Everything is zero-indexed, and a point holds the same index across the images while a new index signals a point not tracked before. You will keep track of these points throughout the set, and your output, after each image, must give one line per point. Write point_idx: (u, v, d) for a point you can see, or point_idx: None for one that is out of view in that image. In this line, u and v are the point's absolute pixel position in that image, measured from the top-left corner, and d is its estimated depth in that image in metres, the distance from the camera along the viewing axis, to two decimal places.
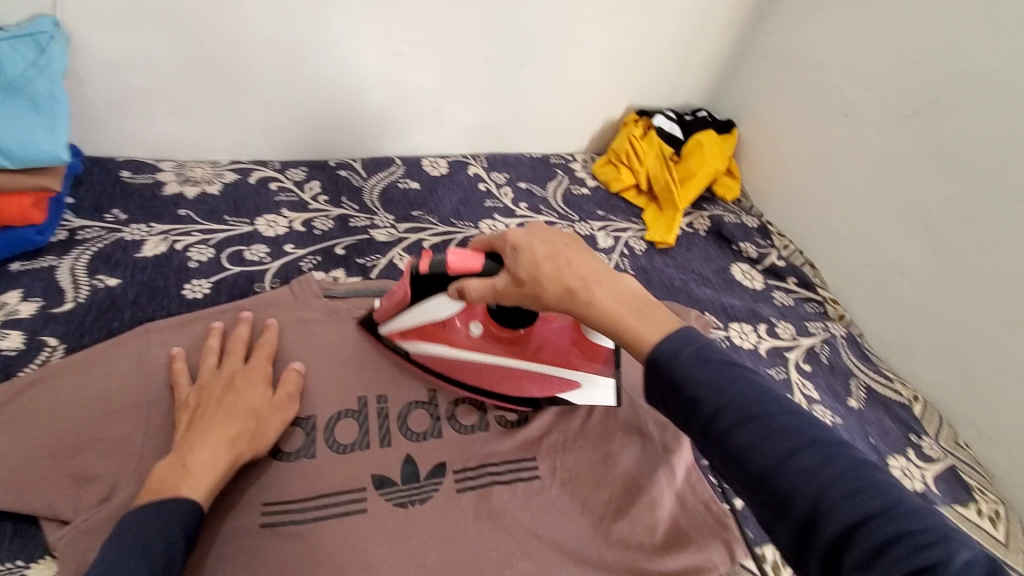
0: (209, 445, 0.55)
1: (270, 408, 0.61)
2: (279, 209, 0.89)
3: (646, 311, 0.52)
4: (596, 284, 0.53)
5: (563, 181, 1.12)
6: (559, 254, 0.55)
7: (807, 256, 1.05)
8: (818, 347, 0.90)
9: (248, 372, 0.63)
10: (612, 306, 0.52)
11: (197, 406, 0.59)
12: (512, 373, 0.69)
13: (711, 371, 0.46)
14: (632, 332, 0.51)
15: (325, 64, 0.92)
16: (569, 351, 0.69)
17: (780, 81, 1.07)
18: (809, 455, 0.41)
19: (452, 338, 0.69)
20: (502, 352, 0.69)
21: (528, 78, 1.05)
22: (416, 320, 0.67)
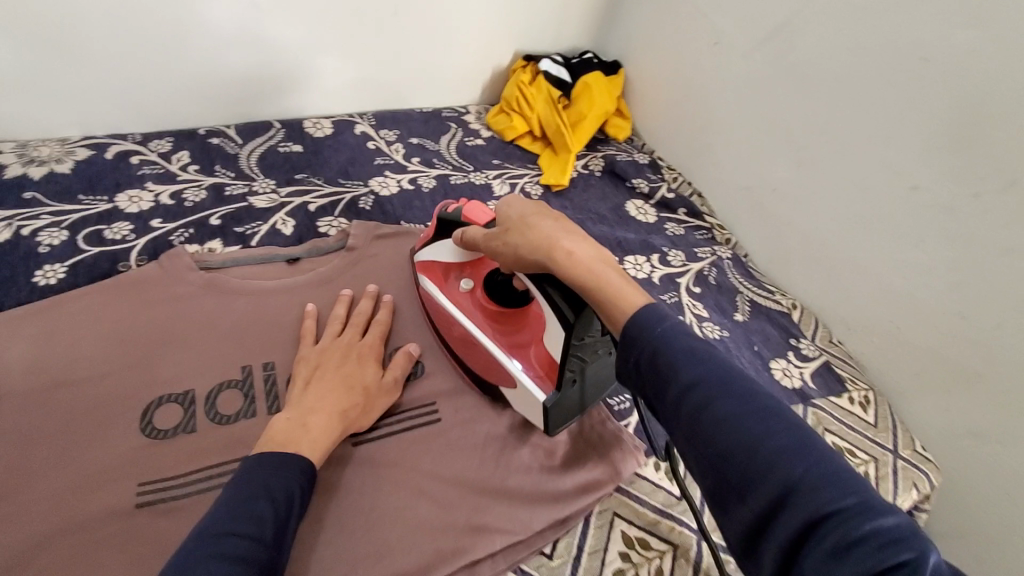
0: (326, 412, 0.57)
1: (379, 389, 0.63)
2: (142, 183, 0.83)
3: (623, 276, 0.52)
4: (573, 241, 0.55)
5: (457, 134, 1.10)
6: (553, 218, 0.58)
7: (695, 186, 1.09)
8: (706, 270, 0.94)
9: (364, 348, 0.66)
10: (590, 264, 0.53)
11: (316, 368, 0.62)
12: (472, 344, 0.67)
13: (687, 346, 0.44)
14: (613, 295, 0.50)
15: (174, 20, 0.84)
16: (524, 354, 0.65)
17: (657, 16, 1.09)
18: (781, 444, 0.38)
19: (450, 288, 0.72)
20: (475, 316, 0.69)
21: (406, 27, 1.01)
22: (436, 255, 0.73)
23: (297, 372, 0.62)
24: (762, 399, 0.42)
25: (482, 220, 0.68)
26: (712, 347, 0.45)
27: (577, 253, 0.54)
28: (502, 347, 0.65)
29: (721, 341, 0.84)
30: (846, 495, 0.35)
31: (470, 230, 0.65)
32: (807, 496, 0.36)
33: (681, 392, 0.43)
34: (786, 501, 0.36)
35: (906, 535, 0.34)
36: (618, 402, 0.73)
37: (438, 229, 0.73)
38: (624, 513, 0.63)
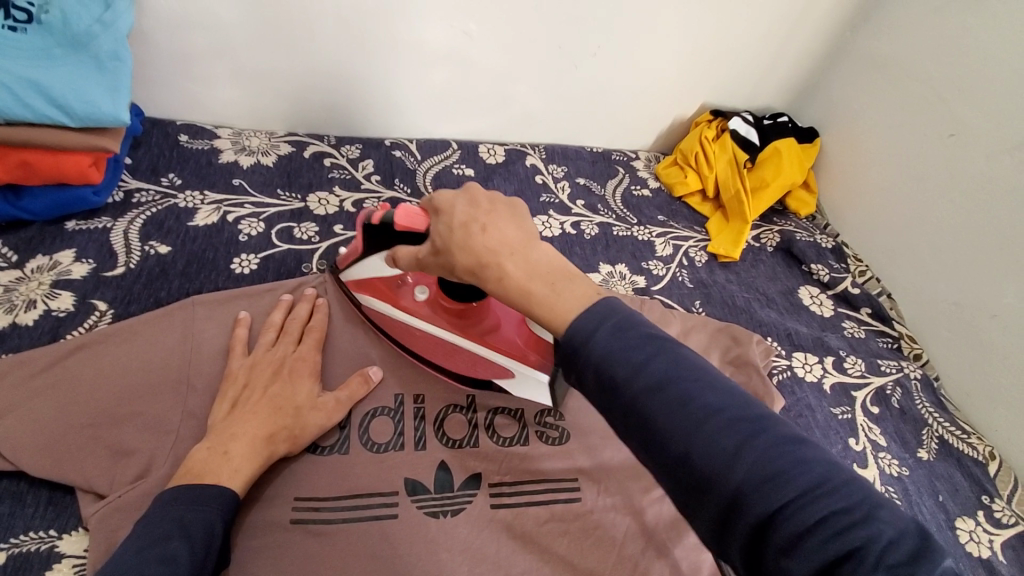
0: (249, 436, 0.55)
1: (312, 407, 0.59)
2: (330, 186, 0.87)
3: None
4: None
5: (624, 180, 1.06)
6: None
7: (884, 285, 0.96)
8: (889, 388, 0.82)
9: (297, 360, 0.62)
10: (569, 313, 0.44)
11: (244, 387, 0.59)
12: (447, 346, 0.66)
13: (631, 347, 0.41)
14: None
15: (389, 38, 0.88)
16: (498, 335, 0.65)
17: (879, 89, 0.97)
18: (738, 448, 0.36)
19: (403, 301, 0.68)
20: (444, 324, 0.66)
21: (598, 67, 0.99)
22: (370, 273, 0.67)
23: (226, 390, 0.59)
24: (706, 391, 0.39)
25: None
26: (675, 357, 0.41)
27: None
28: (444, 326, 0.66)
29: (901, 482, 0.74)
30: (785, 459, 0.35)
31: (398, 249, 0.57)
32: (753, 483, 0.35)
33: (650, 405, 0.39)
34: (754, 498, 0.35)
35: (848, 494, 0.34)
36: None
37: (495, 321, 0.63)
38: None
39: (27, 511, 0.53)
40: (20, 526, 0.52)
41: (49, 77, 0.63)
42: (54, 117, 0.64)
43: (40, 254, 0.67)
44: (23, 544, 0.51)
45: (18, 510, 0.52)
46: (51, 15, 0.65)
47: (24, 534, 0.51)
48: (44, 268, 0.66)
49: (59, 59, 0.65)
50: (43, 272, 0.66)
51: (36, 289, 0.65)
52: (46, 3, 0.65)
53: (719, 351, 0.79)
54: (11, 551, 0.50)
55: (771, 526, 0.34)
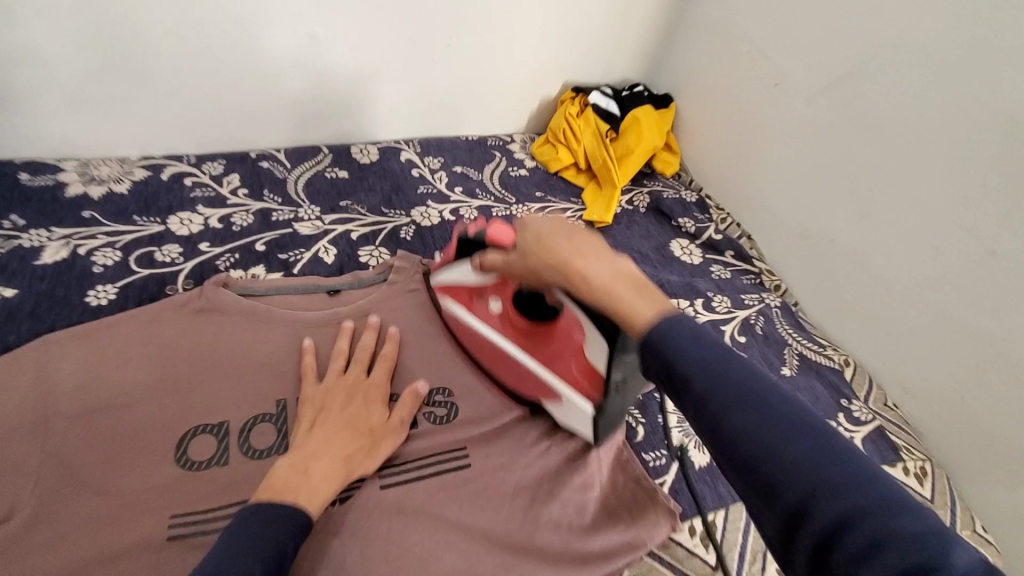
0: (330, 456, 0.55)
1: (384, 429, 0.61)
2: (193, 206, 0.85)
3: (641, 289, 0.46)
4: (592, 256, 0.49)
5: (500, 164, 1.10)
6: (559, 231, 0.52)
7: (744, 228, 1.06)
8: (753, 318, 0.91)
9: (370, 385, 0.65)
10: (609, 283, 0.47)
11: (321, 408, 0.61)
12: (509, 360, 0.67)
13: (707, 351, 0.40)
14: (622, 308, 0.45)
15: (235, 49, 0.87)
16: (557, 356, 0.64)
17: (715, 50, 1.05)
18: (800, 440, 0.35)
19: (477, 310, 0.69)
20: (511, 339, 0.67)
21: (456, 58, 1.02)
22: (453, 279, 0.70)
23: (302, 412, 0.60)
24: (779, 399, 0.37)
25: (503, 242, 0.61)
26: (735, 361, 0.39)
27: (593, 277, 0.47)
28: (517, 347, 0.67)
29: None
30: (848, 466, 0.33)
31: (488, 254, 0.61)
32: (821, 492, 0.32)
33: (703, 408, 0.38)
34: (814, 502, 0.32)
35: (911, 511, 0.31)
36: (654, 458, 0.70)
37: (460, 251, 0.68)
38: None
39: None
40: None
41: None
42: None
43: None
44: None
45: None
46: None
47: None
48: None
49: None
50: None
51: None
52: None
53: None
54: None
55: (835, 539, 0.31)
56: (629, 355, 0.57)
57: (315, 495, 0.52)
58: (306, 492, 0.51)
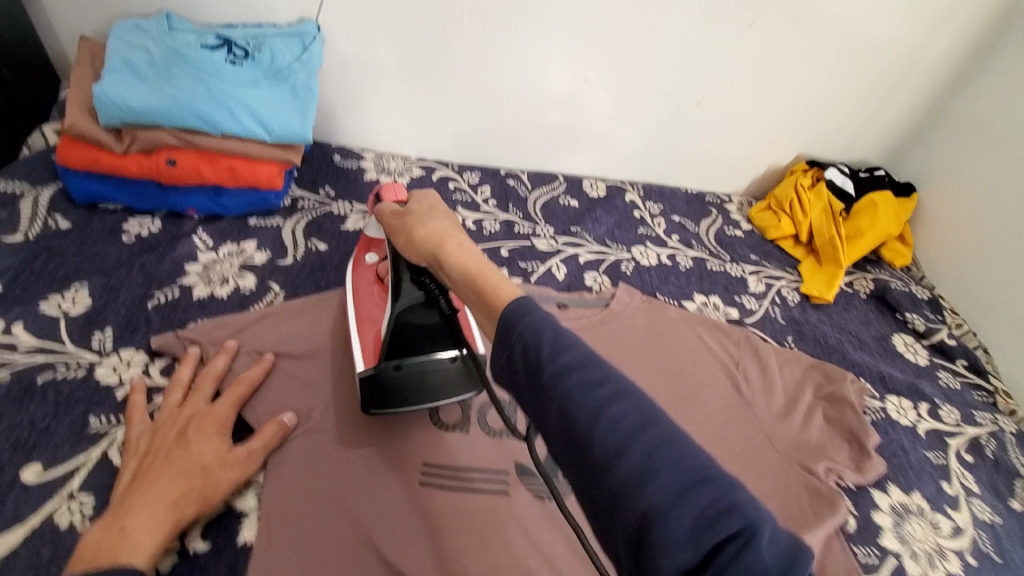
0: (149, 507, 0.51)
1: (222, 464, 0.56)
2: (454, 207, 0.99)
3: (487, 292, 0.45)
4: (452, 239, 0.53)
5: (717, 221, 1.11)
6: (436, 211, 0.58)
7: (982, 340, 0.97)
8: (984, 439, 0.84)
9: (206, 417, 0.59)
10: (479, 273, 0.48)
11: (145, 455, 0.56)
12: (349, 318, 0.70)
13: (593, 383, 0.36)
14: (492, 288, 0.45)
15: (519, 82, 1.00)
16: (369, 329, 0.66)
17: (979, 150, 1.00)
18: (636, 410, 0.35)
19: (360, 266, 0.73)
20: (369, 293, 0.69)
21: (701, 114, 1.07)
22: (365, 232, 0.73)
23: (126, 464, 0.56)
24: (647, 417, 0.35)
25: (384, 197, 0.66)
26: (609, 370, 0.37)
27: (447, 257, 0.51)
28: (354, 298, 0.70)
29: (992, 527, 0.75)
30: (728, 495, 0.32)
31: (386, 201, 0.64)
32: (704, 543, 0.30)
33: (570, 409, 0.35)
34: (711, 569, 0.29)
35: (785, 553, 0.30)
36: (865, 554, 0.67)
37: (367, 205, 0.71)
38: None
39: None
40: None
41: (262, 105, 0.79)
42: (258, 133, 0.80)
43: (229, 241, 0.81)
44: None
45: None
46: (263, 54, 0.81)
47: None
48: (233, 253, 0.80)
49: (265, 89, 0.80)
50: (232, 256, 0.80)
51: (228, 268, 0.78)
52: (260, 45, 0.81)
53: (811, 386, 0.82)
54: None
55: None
56: (411, 292, 0.61)
57: (140, 552, 0.48)
58: (128, 552, 0.47)
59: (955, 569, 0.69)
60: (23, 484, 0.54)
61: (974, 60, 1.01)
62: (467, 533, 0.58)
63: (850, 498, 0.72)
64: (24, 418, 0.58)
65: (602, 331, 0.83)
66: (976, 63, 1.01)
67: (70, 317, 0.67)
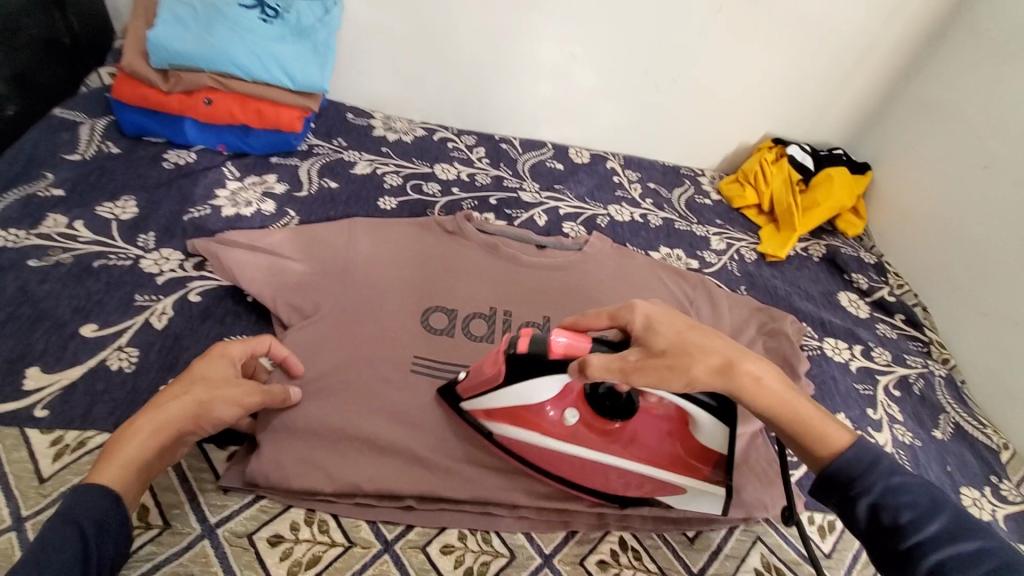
0: (155, 423, 0.53)
1: (224, 386, 0.58)
2: (452, 162, 1.11)
3: (818, 421, 0.54)
4: (749, 371, 0.54)
5: (689, 190, 1.23)
6: (655, 321, 0.55)
7: (920, 299, 1.08)
8: (912, 378, 0.93)
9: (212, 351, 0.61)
10: (784, 395, 0.55)
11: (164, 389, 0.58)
12: (595, 465, 0.63)
13: (860, 459, 0.51)
14: (819, 434, 0.54)
15: (513, 54, 1.13)
16: (666, 453, 0.63)
17: (923, 131, 1.11)
18: (896, 476, 0.50)
19: (549, 425, 0.63)
20: (600, 445, 0.63)
21: (677, 92, 1.19)
22: (507, 400, 0.62)
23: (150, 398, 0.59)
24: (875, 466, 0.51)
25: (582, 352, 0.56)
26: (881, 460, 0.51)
27: (764, 379, 0.54)
28: (625, 456, 0.63)
29: (911, 448, 0.83)
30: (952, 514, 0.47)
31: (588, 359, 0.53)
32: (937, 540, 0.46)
33: (864, 497, 0.49)
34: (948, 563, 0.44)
35: (996, 547, 0.45)
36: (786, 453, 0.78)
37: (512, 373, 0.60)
38: (769, 542, 0.67)
39: (240, 322, 0.74)
40: (237, 329, 0.73)
41: (287, 57, 0.92)
42: (283, 82, 0.92)
43: (253, 174, 0.94)
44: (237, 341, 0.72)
45: (233, 321, 0.73)
46: (291, 15, 0.93)
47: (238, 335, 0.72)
48: (256, 184, 0.93)
49: (291, 44, 0.93)
50: (255, 186, 0.92)
51: (251, 194, 0.90)
52: (289, 7, 0.93)
53: (756, 323, 0.93)
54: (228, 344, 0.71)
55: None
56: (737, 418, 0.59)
57: (116, 470, 0.50)
58: (104, 468, 0.50)
59: None
60: (82, 337, 0.67)
61: (923, 50, 1.12)
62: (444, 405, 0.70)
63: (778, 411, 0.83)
64: (83, 291, 0.71)
65: (576, 266, 0.92)
66: (924, 54, 1.13)
67: (120, 221, 0.80)
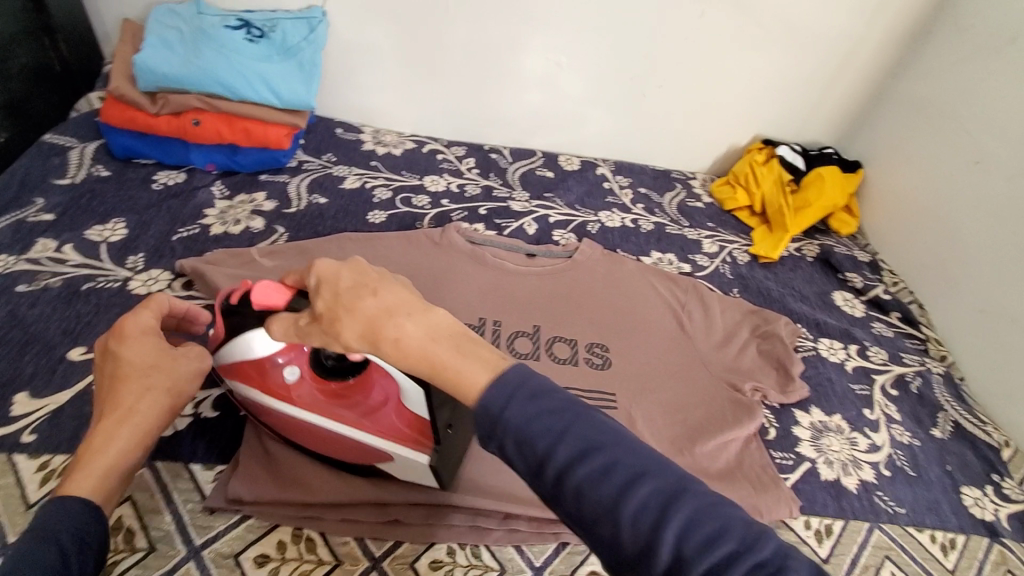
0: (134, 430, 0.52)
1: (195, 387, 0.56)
2: (441, 173, 1.11)
3: (465, 349, 0.42)
4: (404, 318, 0.43)
5: (680, 193, 1.23)
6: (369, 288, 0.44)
7: (916, 296, 1.07)
8: (909, 376, 0.92)
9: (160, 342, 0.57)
10: (427, 343, 0.42)
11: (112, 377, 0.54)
12: (373, 446, 0.59)
13: None
14: (452, 379, 0.41)
15: (499, 65, 1.13)
16: (336, 412, 0.60)
17: (911, 128, 1.11)
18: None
19: (266, 383, 0.59)
20: (312, 407, 0.60)
21: (665, 97, 1.19)
22: (237, 358, 0.58)
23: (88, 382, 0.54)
24: None
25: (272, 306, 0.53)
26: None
27: (404, 341, 0.42)
28: (328, 417, 0.59)
29: (909, 448, 0.82)
30: None
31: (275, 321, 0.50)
32: None
33: None
34: None
35: None
36: (781, 457, 0.77)
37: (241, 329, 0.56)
38: None
39: None
40: None
41: (273, 75, 0.93)
42: (269, 100, 0.93)
43: (242, 192, 0.95)
44: None
45: None
46: (275, 35, 0.96)
47: None
48: (245, 202, 0.93)
49: (277, 63, 0.94)
50: (244, 204, 0.93)
51: (240, 213, 0.91)
52: (275, 27, 0.96)
53: (749, 326, 0.92)
54: None
55: None
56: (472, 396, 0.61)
57: (91, 480, 0.49)
58: (80, 481, 0.49)
59: (868, 477, 0.78)
60: (70, 360, 0.68)
61: (910, 47, 1.12)
62: None
63: (772, 414, 0.82)
64: (72, 313, 0.72)
65: (565, 272, 0.92)
66: (911, 50, 1.13)
67: (109, 244, 0.81)
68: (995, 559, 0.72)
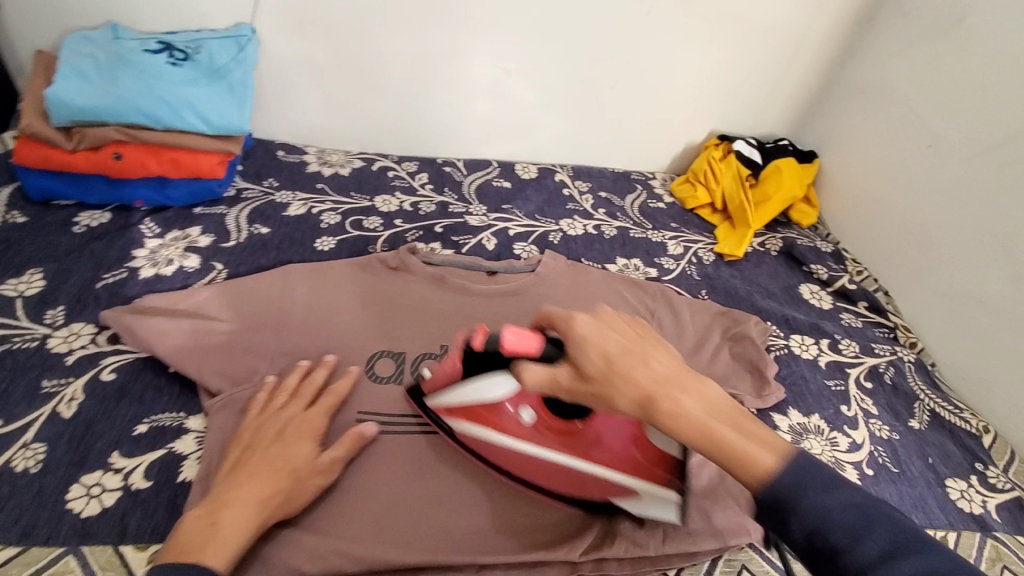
0: (243, 503, 0.55)
1: (311, 468, 0.59)
2: (393, 192, 1.06)
3: (743, 427, 0.48)
4: (678, 392, 0.48)
5: (641, 195, 1.21)
6: (634, 354, 0.50)
7: (881, 284, 1.07)
8: (882, 367, 0.92)
9: (302, 420, 0.63)
10: (705, 418, 0.47)
11: (246, 447, 0.60)
12: (583, 474, 0.60)
13: None
14: (739, 460, 0.46)
15: (446, 75, 1.09)
16: (584, 452, 0.60)
17: (863, 114, 1.11)
18: None
19: (493, 422, 0.61)
20: (556, 447, 0.60)
21: (619, 97, 1.17)
22: (467, 397, 0.61)
23: (229, 451, 0.61)
24: None
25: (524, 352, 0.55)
26: None
27: (687, 408, 0.47)
28: (589, 459, 0.60)
29: (890, 443, 0.81)
30: None
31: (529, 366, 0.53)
32: None
33: None
34: None
35: None
36: None
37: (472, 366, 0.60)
38: (754, 570, 0.63)
39: (163, 397, 0.67)
40: (159, 405, 0.66)
41: (200, 99, 0.86)
42: (197, 127, 0.86)
43: (175, 229, 0.87)
44: (161, 419, 0.65)
45: (156, 396, 0.67)
46: (201, 56, 0.89)
47: (162, 412, 0.66)
48: (178, 239, 0.86)
49: (203, 86, 0.88)
50: (177, 241, 0.86)
51: (172, 251, 0.84)
52: (198, 48, 0.90)
53: (720, 329, 0.90)
54: (149, 424, 0.64)
55: None
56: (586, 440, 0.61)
57: (220, 552, 0.51)
58: (211, 551, 0.51)
59: (852, 479, 0.76)
60: None
61: (855, 35, 1.13)
62: (398, 463, 0.65)
63: None
64: None
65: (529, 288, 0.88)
66: (856, 38, 1.13)
67: (23, 298, 0.73)
68: (989, 554, 0.71)
